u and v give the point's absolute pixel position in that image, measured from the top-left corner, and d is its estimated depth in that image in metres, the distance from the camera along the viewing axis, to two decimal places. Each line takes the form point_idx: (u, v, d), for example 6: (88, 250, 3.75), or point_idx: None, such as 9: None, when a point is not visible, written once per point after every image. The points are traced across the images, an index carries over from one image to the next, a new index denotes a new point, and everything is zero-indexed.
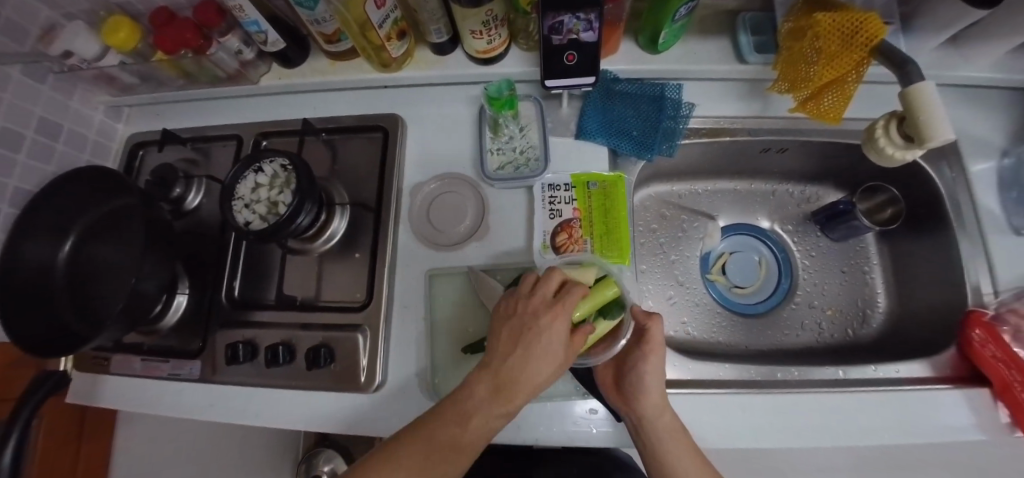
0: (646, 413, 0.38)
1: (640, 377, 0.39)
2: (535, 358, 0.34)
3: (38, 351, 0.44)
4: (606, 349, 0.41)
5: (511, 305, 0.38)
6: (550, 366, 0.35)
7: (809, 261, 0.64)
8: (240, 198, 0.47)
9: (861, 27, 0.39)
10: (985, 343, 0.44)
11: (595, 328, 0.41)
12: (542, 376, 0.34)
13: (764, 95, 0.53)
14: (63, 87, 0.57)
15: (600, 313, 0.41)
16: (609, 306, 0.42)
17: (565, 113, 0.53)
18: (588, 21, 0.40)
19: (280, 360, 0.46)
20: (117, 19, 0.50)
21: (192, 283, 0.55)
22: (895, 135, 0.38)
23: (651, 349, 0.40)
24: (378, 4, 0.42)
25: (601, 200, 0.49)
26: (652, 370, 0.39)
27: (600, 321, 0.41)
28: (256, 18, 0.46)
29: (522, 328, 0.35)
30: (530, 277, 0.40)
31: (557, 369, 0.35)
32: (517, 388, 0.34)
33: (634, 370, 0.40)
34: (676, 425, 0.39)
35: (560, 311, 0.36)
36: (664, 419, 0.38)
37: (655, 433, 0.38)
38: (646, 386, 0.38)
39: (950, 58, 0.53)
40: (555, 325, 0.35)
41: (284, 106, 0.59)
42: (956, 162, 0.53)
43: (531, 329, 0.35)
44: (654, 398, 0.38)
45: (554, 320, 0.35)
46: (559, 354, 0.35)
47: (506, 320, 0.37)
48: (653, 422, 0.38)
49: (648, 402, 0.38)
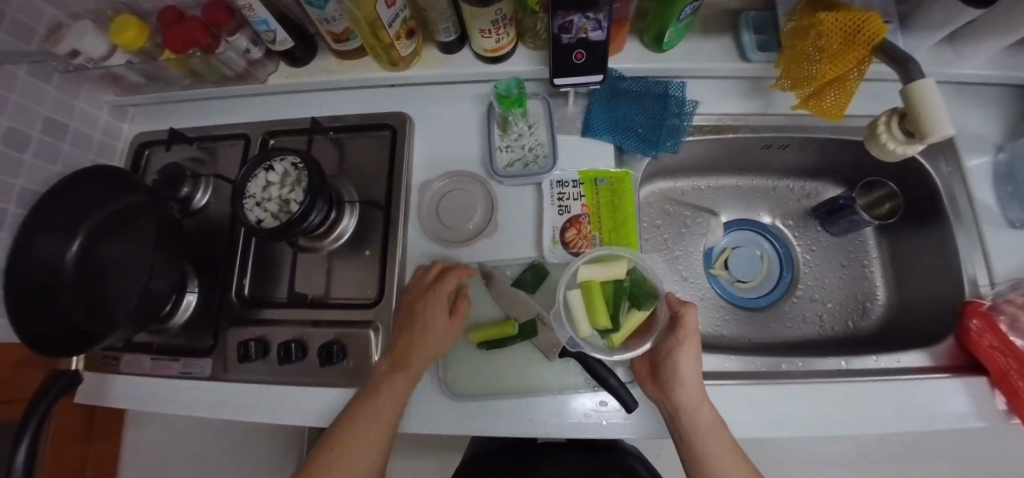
0: (685, 404, 0.39)
1: (676, 366, 0.40)
2: (418, 336, 0.44)
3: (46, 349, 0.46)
4: (640, 342, 0.44)
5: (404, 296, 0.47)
6: (428, 338, 0.43)
7: (810, 256, 0.65)
8: (251, 197, 0.47)
9: (863, 26, 0.41)
10: (982, 333, 0.45)
11: (630, 319, 0.44)
12: (430, 347, 0.43)
13: (766, 93, 0.54)
14: (69, 87, 0.57)
15: (636, 303, 0.44)
16: (642, 296, 0.44)
17: (572, 111, 0.53)
18: (597, 21, 0.41)
19: (292, 357, 0.46)
20: (125, 18, 0.50)
21: (201, 282, 0.55)
22: (896, 131, 0.39)
23: (685, 336, 0.41)
24: (388, 3, 0.42)
25: (610, 196, 0.49)
26: (688, 357, 0.40)
27: (635, 312, 0.44)
28: (265, 17, 0.47)
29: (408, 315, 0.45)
30: (420, 270, 0.48)
31: (438, 338, 0.44)
32: (407, 360, 0.43)
33: (670, 360, 0.40)
34: (713, 416, 0.39)
35: (431, 298, 0.44)
36: (701, 407, 0.39)
37: (695, 422, 0.39)
38: (683, 374, 0.39)
39: (946, 55, 0.54)
40: (431, 306, 0.44)
41: (290, 105, 0.59)
42: (952, 157, 0.55)
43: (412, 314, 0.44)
44: (693, 388, 0.39)
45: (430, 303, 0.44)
46: (440, 329, 0.44)
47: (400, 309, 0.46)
48: (692, 412, 0.39)
49: (686, 392, 0.39)
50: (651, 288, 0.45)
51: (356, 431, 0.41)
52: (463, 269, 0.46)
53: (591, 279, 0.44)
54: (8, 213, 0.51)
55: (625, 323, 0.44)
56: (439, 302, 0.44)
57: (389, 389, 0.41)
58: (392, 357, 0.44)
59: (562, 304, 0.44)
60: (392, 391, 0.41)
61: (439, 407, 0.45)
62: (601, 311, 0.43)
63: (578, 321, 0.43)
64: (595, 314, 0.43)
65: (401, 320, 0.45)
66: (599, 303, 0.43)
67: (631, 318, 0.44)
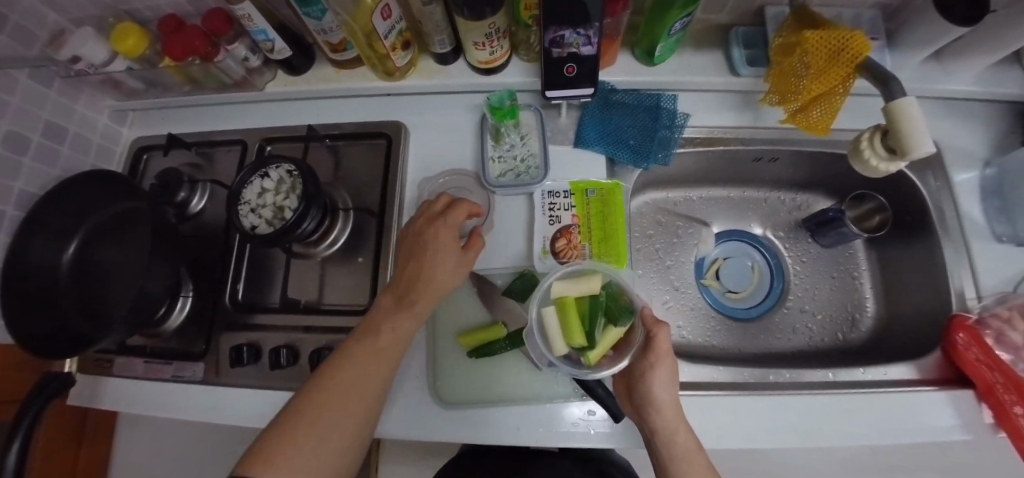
0: (660, 429, 0.37)
1: (649, 390, 0.38)
2: (424, 272, 0.42)
3: (43, 352, 0.48)
4: (616, 360, 0.42)
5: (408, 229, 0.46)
6: (436, 271, 0.42)
7: (800, 267, 0.65)
8: (246, 203, 0.48)
9: (846, 44, 0.41)
10: (968, 347, 0.46)
11: (606, 336, 0.42)
12: (437, 285, 0.42)
13: (756, 107, 0.55)
14: (70, 92, 0.58)
15: (612, 319, 0.42)
16: (619, 312, 0.42)
17: (564, 122, 0.54)
18: (587, 37, 0.42)
19: (283, 362, 0.47)
20: (127, 25, 0.51)
21: (196, 286, 0.56)
22: (879, 147, 0.40)
23: (658, 358, 0.39)
24: (384, 15, 0.44)
25: (601, 207, 0.50)
26: (661, 382, 0.38)
27: (612, 328, 0.42)
28: (264, 26, 0.48)
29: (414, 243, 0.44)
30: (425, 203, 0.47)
31: (448, 270, 0.43)
32: (411, 298, 0.42)
33: (642, 384, 0.38)
34: (691, 439, 0.38)
35: (442, 222, 0.44)
36: (677, 433, 0.37)
37: (671, 448, 0.37)
38: (656, 400, 0.37)
39: (933, 72, 0.56)
40: (441, 237, 0.43)
41: (288, 113, 0.60)
42: (941, 171, 0.55)
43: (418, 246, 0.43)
44: (668, 412, 0.37)
45: (439, 233, 0.43)
46: (451, 262, 0.43)
47: (404, 244, 0.45)
48: (668, 437, 0.37)
49: (662, 417, 0.37)
50: (627, 303, 0.43)
51: (350, 371, 0.39)
52: (466, 203, 0.46)
53: (564, 294, 0.43)
54: (5, 215, 0.52)
55: (601, 340, 0.42)
56: (451, 229, 0.44)
57: (393, 323, 0.41)
58: (396, 289, 0.42)
59: (536, 321, 0.44)
60: (394, 327, 0.41)
61: (428, 413, 0.45)
62: (574, 327, 0.41)
63: (552, 338, 0.42)
64: (569, 331, 0.42)
65: (407, 247, 0.44)
66: (573, 319, 0.42)
67: (607, 334, 0.42)
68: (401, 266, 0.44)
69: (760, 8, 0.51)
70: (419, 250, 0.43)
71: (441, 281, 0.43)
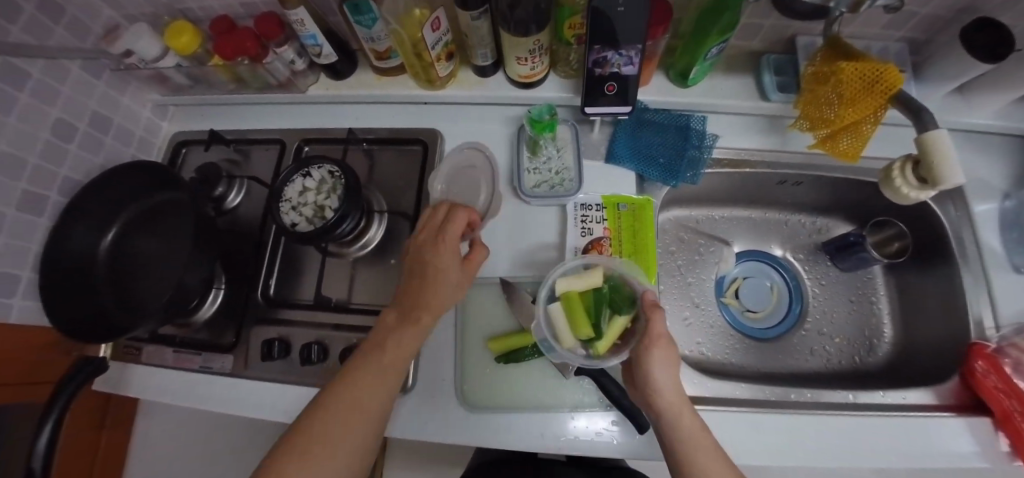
0: (665, 415, 0.37)
1: (649, 375, 0.37)
2: (430, 283, 0.41)
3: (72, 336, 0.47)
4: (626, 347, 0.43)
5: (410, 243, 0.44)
6: (442, 282, 0.41)
7: (819, 289, 0.66)
8: (287, 200, 0.49)
9: (880, 76, 0.42)
10: (987, 374, 0.47)
11: (612, 326, 0.43)
12: (442, 298, 0.41)
13: (784, 132, 0.56)
14: (117, 84, 0.61)
15: (615, 309, 0.43)
16: (622, 302, 0.43)
17: (596, 138, 0.56)
18: (629, 57, 0.43)
19: (313, 358, 0.48)
20: (181, 24, 0.53)
21: (228, 279, 0.57)
22: (910, 178, 0.41)
23: (655, 342, 0.38)
24: (433, 27, 0.45)
25: (631, 222, 0.51)
26: (660, 366, 0.37)
27: (616, 317, 0.43)
28: (314, 32, 0.49)
29: (417, 256, 0.42)
30: (427, 216, 0.45)
31: (453, 283, 0.41)
32: (417, 312, 0.40)
33: (643, 370, 0.38)
34: (698, 424, 0.37)
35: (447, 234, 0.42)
36: (684, 420, 0.36)
37: (679, 436, 0.36)
38: (657, 385, 0.37)
39: (955, 105, 0.57)
40: (446, 250, 0.41)
41: (326, 115, 0.61)
42: (961, 202, 0.57)
43: (423, 258, 0.42)
44: (670, 397, 0.37)
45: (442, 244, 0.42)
46: (456, 276, 0.42)
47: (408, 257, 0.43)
48: (674, 424, 0.36)
49: (664, 401, 0.37)
50: (629, 293, 0.44)
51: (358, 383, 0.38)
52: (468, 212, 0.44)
53: (568, 290, 0.44)
54: (49, 200, 0.53)
55: (607, 330, 0.43)
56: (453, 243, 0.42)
57: (403, 338, 0.40)
58: (405, 302, 0.41)
59: (543, 318, 0.45)
60: (402, 340, 0.40)
61: (455, 416, 0.46)
62: (580, 320, 0.43)
63: (561, 333, 0.43)
64: (576, 324, 0.43)
65: (413, 260, 0.42)
66: (579, 313, 0.43)
67: (613, 324, 0.43)
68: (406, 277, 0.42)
69: (792, 36, 0.53)
70: (423, 263, 0.41)
71: (446, 292, 0.41)
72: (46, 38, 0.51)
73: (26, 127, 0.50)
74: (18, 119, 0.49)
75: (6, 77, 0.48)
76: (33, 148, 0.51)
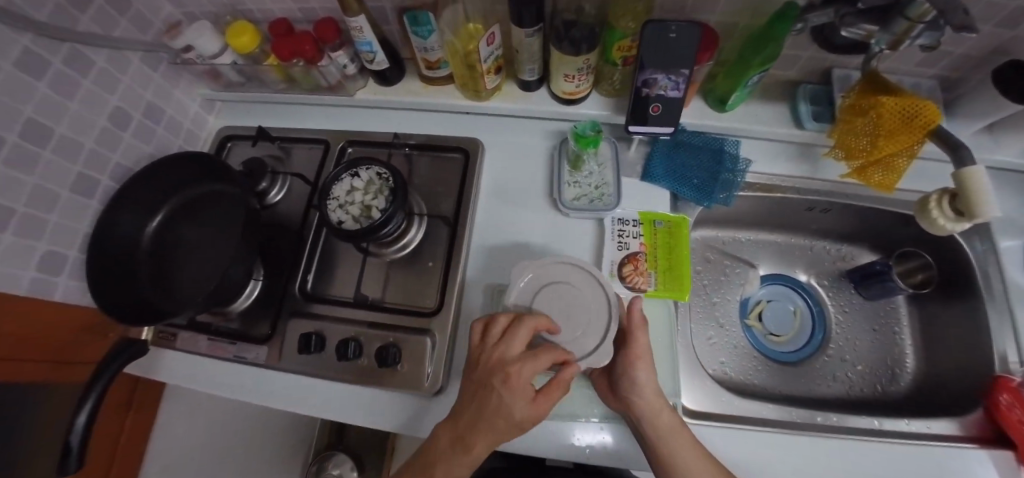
0: (645, 413, 0.41)
1: (630, 377, 0.42)
2: (487, 420, 0.38)
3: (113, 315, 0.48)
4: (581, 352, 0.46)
5: (474, 359, 0.41)
6: (503, 422, 0.37)
7: (842, 316, 0.67)
8: (335, 198, 0.51)
9: (920, 111, 0.44)
10: (1012, 407, 0.48)
11: None
12: (496, 435, 0.38)
13: (817, 159, 0.58)
14: (171, 77, 0.63)
15: None
16: None
17: (633, 156, 0.58)
18: (676, 82, 0.45)
19: (349, 354, 0.48)
20: (242, 24, 0.56)
21: (266, 271, 0.58)
22: (947, 209, 0.42)
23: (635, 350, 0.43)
24: (489, 41, 0.47)
25: (666, 238, 0.52)
26: (640, 370, 0.42)
27: None
28: (371, 39, 0.51)
29: (481, 381, 0.39)
30: (503, 325, 0.42)
31: (514, 426, 0.38)
32: (469, 443, 0.38)
33: (626, 377, 0.42)
34: (673, 418, 0.42)
35: (522, 365, 0.38)
36: (662, 416, 0.41)
37: (659, 430, 0.41)
38: (638, 386, 0.42)
39: (984, 142, 0.59)
40: (510, 389, 0.38)
41: (371, 119, 0.63)
42: (987, 236, 0.58)
43: (485, 388, 0.39)
44: (648, 395, 0.41)
45: (511, 375, 0.38)
46: (518, 416, 0.37)
47: (469, 373, 0.41)
48: (655, 420, 0.41)
49: (643, 399, 0.41)
50: None
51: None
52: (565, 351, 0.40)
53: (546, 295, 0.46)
54: (101, 185, 0.55)
55: None
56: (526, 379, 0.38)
57: (451, 463, 0.38)
58: (457, 424, 0.39)
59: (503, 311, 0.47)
60: (451, 465, 0.38)
61: None
62: None
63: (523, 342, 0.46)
64: None
65: (474, 383, 0.40)
66: None
67: None
68: (465, 396, 0.40)
69: (827, 68, 0.55)
70: (484, 394, 0.39)
71: (505, 431, 0.38)
72: (112, 29, 0.54)
73: (86, 112, 0.52)
74: (79, 104, 0.51)
75: (73, 64, 0.50)
76: (90, 133, 0.53)
